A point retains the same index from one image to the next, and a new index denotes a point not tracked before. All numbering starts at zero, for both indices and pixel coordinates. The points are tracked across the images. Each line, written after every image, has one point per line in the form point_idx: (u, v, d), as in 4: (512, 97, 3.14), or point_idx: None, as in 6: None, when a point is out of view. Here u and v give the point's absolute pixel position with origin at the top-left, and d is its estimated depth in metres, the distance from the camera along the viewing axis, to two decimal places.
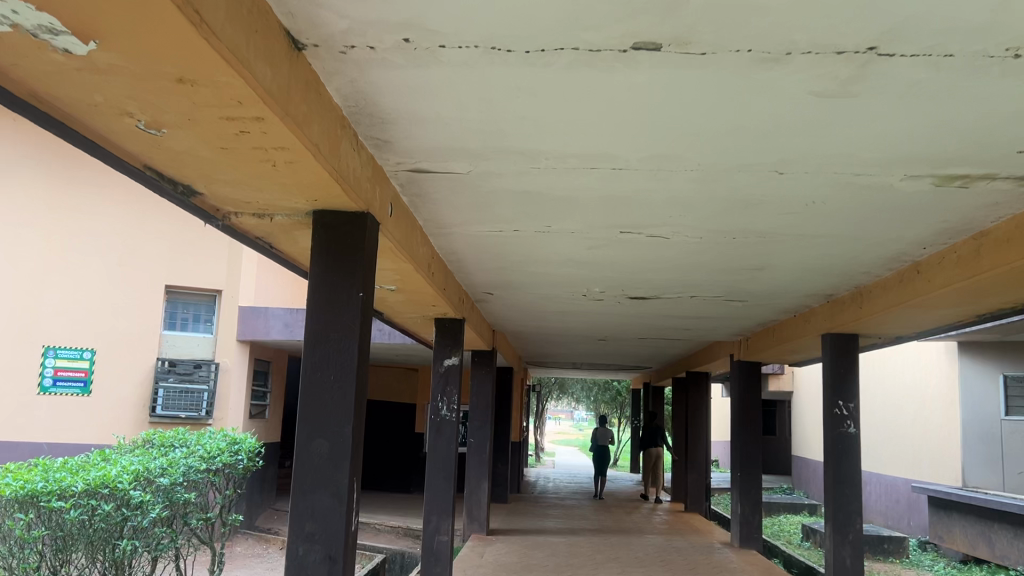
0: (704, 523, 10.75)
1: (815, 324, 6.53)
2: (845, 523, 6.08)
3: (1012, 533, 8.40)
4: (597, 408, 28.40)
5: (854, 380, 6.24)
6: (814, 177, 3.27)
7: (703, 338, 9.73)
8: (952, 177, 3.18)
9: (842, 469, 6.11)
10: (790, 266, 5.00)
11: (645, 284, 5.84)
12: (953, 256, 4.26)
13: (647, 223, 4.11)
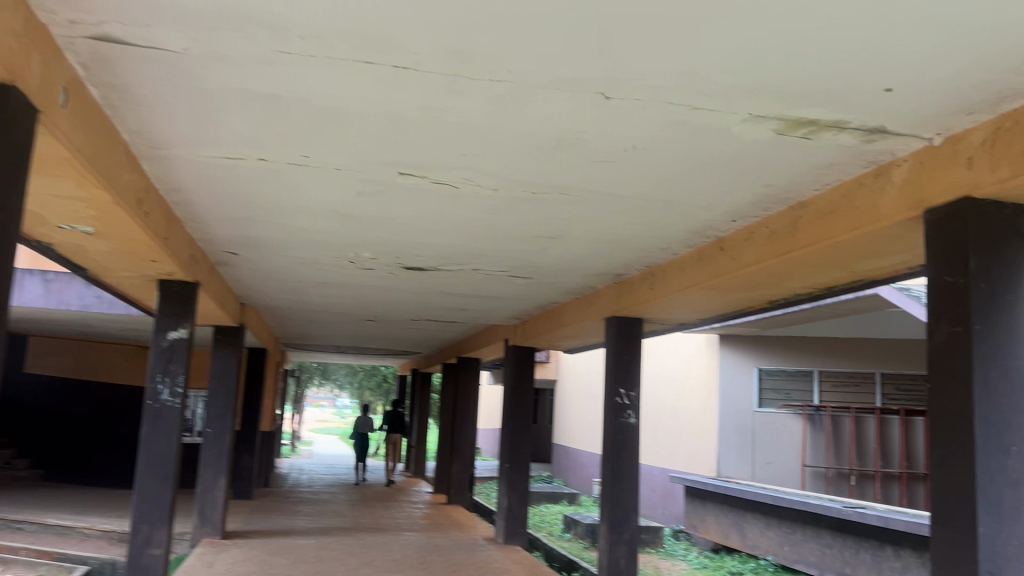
0: (466, 517, 10.15)
1: (599, 308, 6.05)
2: (620, 521, 5.60)
3: (762, 524, 8.53)
4: (363, 396, 27.41)
5: (636, 367, 5.82)
6: (646, 108, 2.60)
7: (478, 322, 9.10)
8: (799, 122, 2.65)
9: (619, 463, 5.64)
10: (588, 238, 4.39)
11: (422, 252, 5.02)
12: (764, 231, 3.80)
13: (431, 163, 3.27)
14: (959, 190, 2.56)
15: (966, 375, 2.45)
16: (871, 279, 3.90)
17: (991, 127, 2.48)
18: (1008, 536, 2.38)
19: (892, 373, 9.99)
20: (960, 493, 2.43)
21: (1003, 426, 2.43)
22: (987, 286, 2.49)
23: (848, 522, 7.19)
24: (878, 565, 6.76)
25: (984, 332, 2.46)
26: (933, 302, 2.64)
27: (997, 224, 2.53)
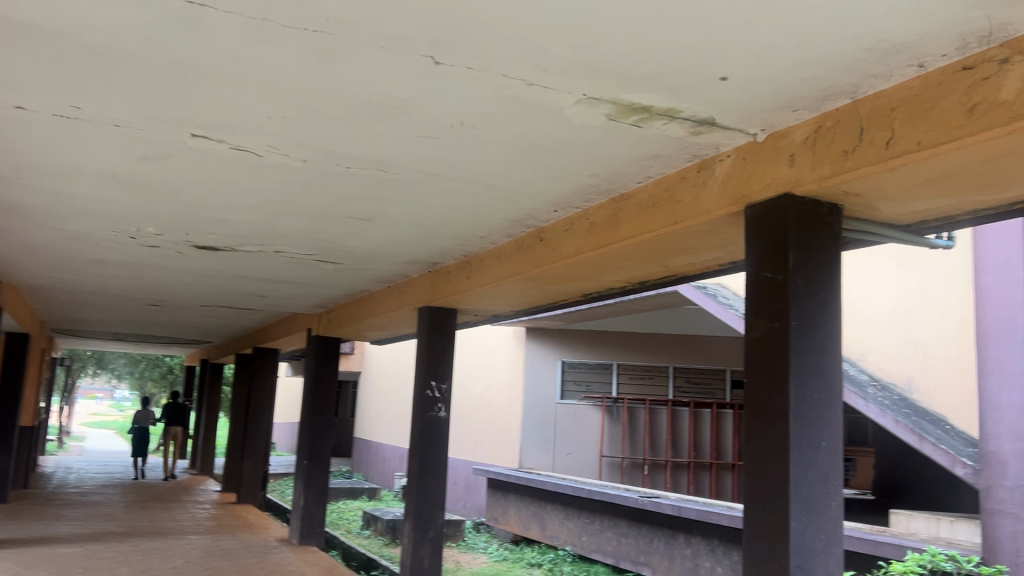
0: (258, 517, 9.54)
1: (411, 297, 5.81)
2: (426, 519, 5.38)
3: (562, 514, 8.68)
4: (146, 387, 25.40)
5: (448, 360, 5.65)
6: (476, 78, 2.38)
7: (277, 310, 8.55)
8: (632, 108, 2.53)
9: (426, 458, 5.41)
10: (403, 222, 4.12)
11: (217, 229, 4.53)
12: (583, 222, 3.71)
13: (230, 124, 2.88)
14: (780, 186, 2.56)
15: (782, 372, 2.45)
16: (684, 274, 3.94)
17: (812, 125, 2.49)
18: (816, 530, 2.40)
19: (683, 367, 10.59)
20: (773, 489, 2.43)
21: (815, 422, 2.45)
22: (804, 284, 2.51)
23: (644, 511, 7.43)
24: (671, 552, 7.05)
25: (800, 329, 2.47)
26: (751, 298, 2.63)
27: (814, 222, 2.56)
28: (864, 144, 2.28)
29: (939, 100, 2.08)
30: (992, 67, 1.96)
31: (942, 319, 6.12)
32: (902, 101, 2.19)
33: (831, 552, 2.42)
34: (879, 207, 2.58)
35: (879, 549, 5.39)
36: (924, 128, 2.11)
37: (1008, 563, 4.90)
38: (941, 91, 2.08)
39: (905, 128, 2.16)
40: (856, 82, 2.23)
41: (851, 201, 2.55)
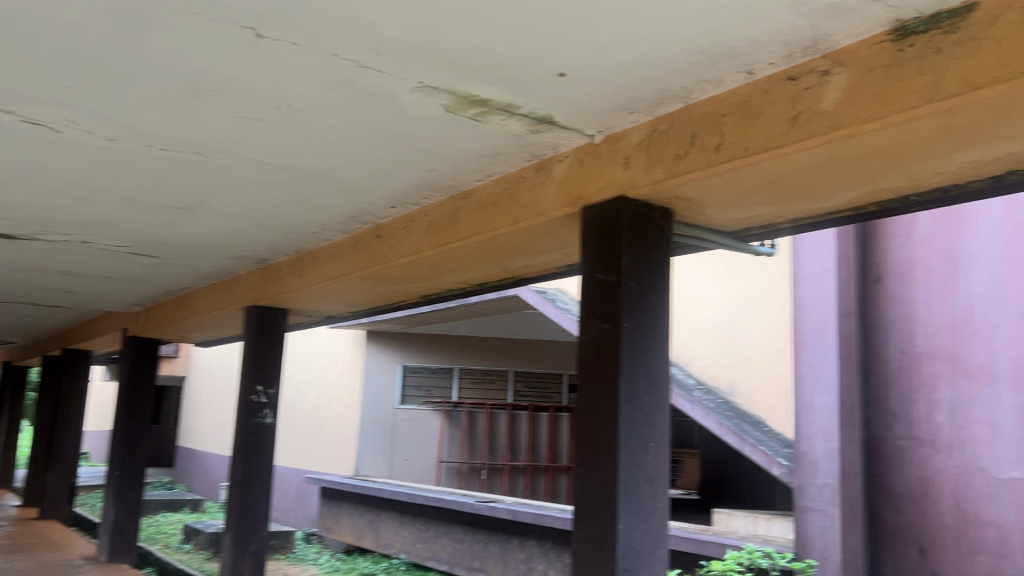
0: (62, 534, 8.72)
1: (239, 295, 5.47)
2: (248, 531, 5.05)
3: (397, 522, 8.49)
4: None
5: (276, 364, 5.42)
6: (302, 57, 2.22)
7: (90, 308, 7.86)
8: (470, 100, 2.43)
9: (250, 465, 5.11)
10: (227, 212, 3.84)
11: (11, 213, 4.05)
12: (422, 220, 3.59)
13: (18, 92, 2.55)
14: (615, 188, 2.54)
15: (614, 374, 2.43)
16: (521, 276, 3.91)
17: (647, 128, 2.48)
18: (642, 532, 2.39)
19: (524, 372, 10.80)
20: (602, 491, 2.40)
21: (643, 424, 2.45)
22: (636, 286, 2.50)
23: (480, 517, 7.39)
24: (504, 556, 7.04)
25: (631, 331, 2.46)
26: (586, 299, 2.60)
27: (647, 225, 2.56)
28: (695, 148, 2.29)
29: (766, 108, 2.11)
30: (815, 78, 2.01)
31: (762, 326, 6.46)
32: (731, 107, 2.21)
33: (656, 553, 2.42)
34: (708, 212, 2.62)
35: (702, 548, 5.58)
36: (751, 134, 2.14)
37: (816, 557, 5.37)
38: (768, 100, 2.12)
39: (733, 134, 2.19)
40: (689, 86, 2.24)
41: (683, 205, 2.57)
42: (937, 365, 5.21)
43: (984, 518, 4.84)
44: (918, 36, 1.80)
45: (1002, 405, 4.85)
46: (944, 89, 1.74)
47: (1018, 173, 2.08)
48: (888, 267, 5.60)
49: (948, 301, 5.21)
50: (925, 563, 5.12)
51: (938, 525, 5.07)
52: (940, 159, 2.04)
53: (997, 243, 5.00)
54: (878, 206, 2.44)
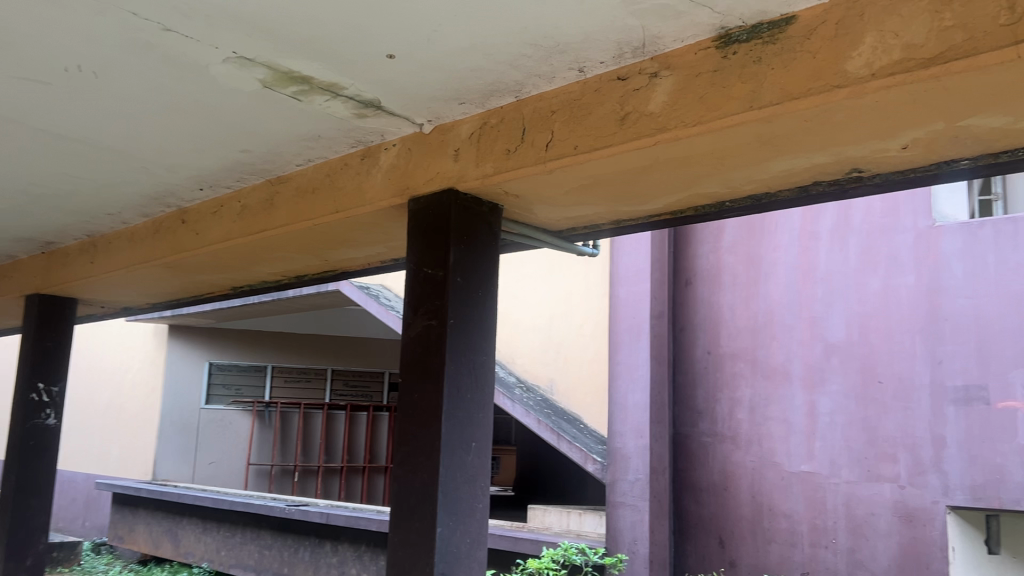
0: None
1: (18, 281, 4.88)
2: (23, 544, 4.51)
3: (200, 529, 7.97)
4: None
5: (62, 360, 4.92)
6: (96, 13, 1.97)
7: None
8: (290, 76, 2.27)
9: (27, 472, 4.58)
10: (4, 187, 3.40)
11: None
12: (235, 205, 3.34)
13: None
14: (442, 180, 2.43)
15: (438, 372, 2.34)
16: (344, 270, 3.75)
17: (477, 120, 2.40)
18: (461, 534, 2.32)
19: (343, 369, 10.53)
20: (422, 492, 2.31)
21: (466, 423, 2.38)
22: (462, 281, 2.43)
23: (290, 521, 7.08)
24: (315, 561, 6.78)
25: (455, 328, 2.39)
26: (410, 295, 2.50)
27: (475, 220, 2.49)
28: (524, 143, 2.24)
29: (595, 107, 2.10)
30: (643, 79, 2.02)
31: (581, 326, 6.62)
32: (562, 104, 2.19)
33: (475, 556, 2.36)
34: (535, 210, 2.59)
35: (517, 545, 5.63)
36: (580, 132, 2.12)
37: (626, 550, 5.50)
38: (597, 99, 2.11)
39: (563, 130, 2.16)
40: (521, 80, 2.18)
41: (511, 202, 2.52)
42: (739, 365, 5.58)
43: (776, 508, 5.22)
44: (741, 44, 1.85)
45: (795, 402, 5.26)
46: (764, 96, 1.79)
47: (821, 183, 2.21)
48: (696, 272, 5.96)
49: (750, 304, 5.58)
50: (724, 553, 5.45)
51: (735, 517, 5.42)
52: (754, 166, 2.12)
53: (795, 251, 5.40)
54: (696, 209, 2.51)
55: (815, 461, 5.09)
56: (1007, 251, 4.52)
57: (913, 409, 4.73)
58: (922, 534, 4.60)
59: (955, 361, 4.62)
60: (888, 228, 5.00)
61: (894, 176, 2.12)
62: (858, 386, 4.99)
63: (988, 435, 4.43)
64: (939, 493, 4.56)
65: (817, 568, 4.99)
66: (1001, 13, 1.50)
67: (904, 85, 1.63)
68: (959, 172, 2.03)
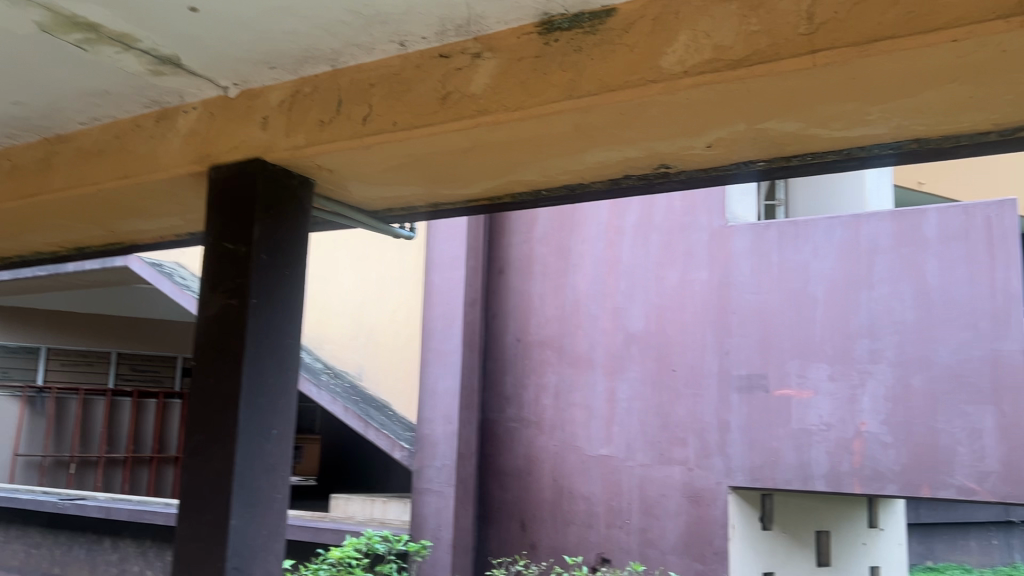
0: None
1: None
2: None
3: None
4: None
5: None
6: None
7: None
8: (74, 21, 2.01)
9: None
10: None
11: None
12: (3, 164, 2.95)
13: None
14: (248, 148, 2.26)
15: (237, 354, 2.19)
16: (135, 243, 3.44)
17: (288, 89, 2.25)
18: (258, 525, 2.19)
19: (128, 354, 9.88)
20: (214, 484, 2.15)
21: (267, 408, 2.24)
22: (267, 258, 2.28)
23: (63, 517, 6.47)
24: (92, 559, 6.26)
25: (258, 308, 2.24)
26: (208, 271, 2.32)
27: (284, 194, 2.34)
28: (339, 115, 2.13)
29: (415, 83, 2.04)
30: (465, 59, 1.98)
31: (392, 312, 6.52)
32: (380, 78, 2.10)
33: (272, 548, 2.23)
34: (349, 188, 2.47)
35: (319, 536, 5.47)
36: (399, 108, 2.05)
37: (430, 537, 5.51)
38: (417, 75, 2.04)
39: (381, 105, 2.08)
40: (338, 48, 2.06)
41: (324, 176, 2.39)
42: (546, 353, 5.73)
43: (576, 491, 5.42)
44: (562, 32, 1.85)
45: (596, 389, 5.47)
46: (582, 86, 1.80)
47: (632, 177, 2.27)
48: (509, 261, 6.05)
49: (559, 294, 5.74)
50: (525, 536, 5.60)
51: (537, 500, 5.58)
52: (570, 156, 2.14)
53: (601, 244, 5.61)
54: (512, 197, 2.50)
55: (613, 445, 5.33)
56: (789, 252, 4.92)
57: (702, 396, 5.06)
58: (706, 512, 4.94)
59: (740, 352, 4.97)
60: (686, 225, 5.30)
61: (699, 173, 2.21)
62: (655, 374, 5.26)
63: (766, 420, 4.82)
64: (722, 474, 4.91)
65: (611, 547, 5.24)
66: (800, 22, 1.59)
67: (712, 84, 1.69)
68: (755, 173, 2.16)
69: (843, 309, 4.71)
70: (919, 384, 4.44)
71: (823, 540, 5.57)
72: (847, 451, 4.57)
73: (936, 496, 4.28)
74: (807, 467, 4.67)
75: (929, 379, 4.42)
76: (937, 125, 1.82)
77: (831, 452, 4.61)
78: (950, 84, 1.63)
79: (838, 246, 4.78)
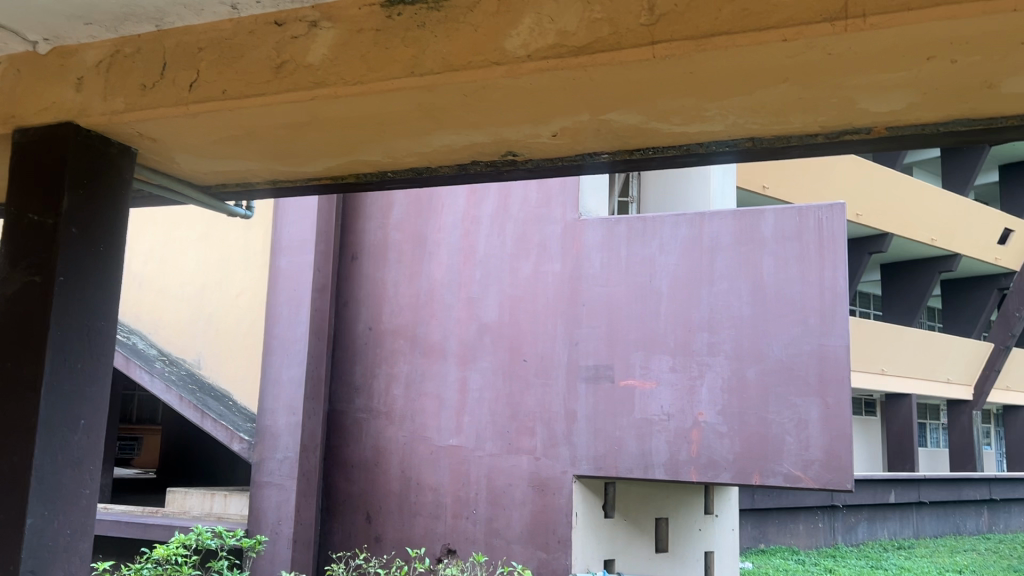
0: None
1: None
2: None
3: None
4: None
5: None
6: None
7: None
8: None
9: None
10: None
11: None
12: None
13: None
14: (60, 111, 2.06)
15: (39, 338, 1.99)
16: None
17: (107, 48, 2.06)
18: (60, 525, 2.00)
19: None
20: (8, 480, 1.95)
21: (74, 396, 2.04)
22: (79, 233, 2.09)
23: None
24: None
25: (65, 286, 2.04)
26: (7, 245, 2.09)
27: (101, 163, 2.14)
28: (163, 80, 1.97)
29: (248, 50, 1.91)
30: (303, 28, 1.87)
31: (238, 295, 6.20)
32: (210, 43, 1.95)
33: (77, 549, 2.04)
34: (177, 161, 2.30)
35: (147, 532, 5.38)
36: (230, 76, 1.91)
37: (268, 532, 5.37)
38: (251, 41, 1.92)
39: (210, 72, 1.93)
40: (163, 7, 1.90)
41: (148, 146, 2.21)
42: (398, 342, 5.64)
43: (424, 482, 5.37)
44: (406, 6, 1.78)
45: (448, 378, 5.43)
46: (424, 64, 1.74)
47: (479, 163, 2.22)
48: (362, 247, 5.92)
49: (413, 282, 5.66)
50: (370, 528, 5.51)
51: (384, 492, 5.50)
52: (415, 138, 2.07)
53: (457, 233, 5.58)
54: (355, 178, 2.39)
55: (462, 436, 5.31)
56: (638, 247, 5.04)
57: (551, 386, 5.12)
58: (551, 501, 5.00)
59: (589, 343, 5.06)
60: (541, 216, 5.34)
61: (546, 163, 2.19)
62: (506, 364, 5.27)
63: (612, 411, 4.93)
64: (568, 463, 4.99)
65: (457, 538, 5.22)
66: (642, 13, 1.59)
67: (554, 70, 1.67)
68: (599, 165, 2.16)
69: (687, 304, 4.88)
70: (753, 376, 4.66)
71: (662, 527, 5.78)
72: (685, 440, 4.74)
73: (765, 483, 4.51)
74: (648, 456, 4.80)
75: (761, 372, 4.65)
76: (769, 125, 1.88)
77: (671, 441, 4.76)
78: (781, 84, 1.67)
79: (683, 243, 4.94)
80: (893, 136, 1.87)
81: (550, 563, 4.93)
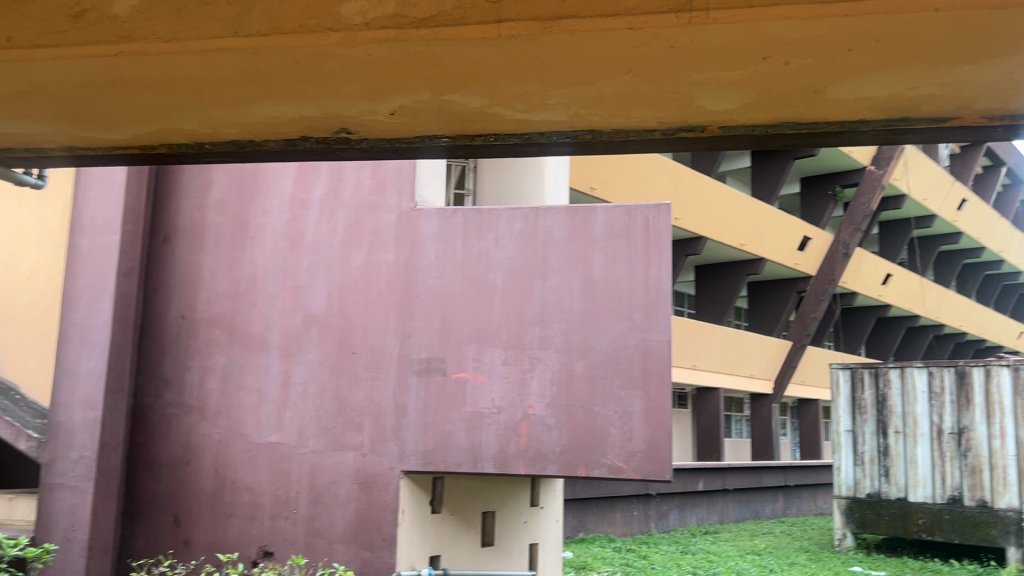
0: None
1: None
2: None
3: None
4: None
5: None
6: None
7: None
8: None
9: None
10: None
11: None
12: None
13: None
14: None
15: None
16: None
17: None
18: None
19: None
20: None
21: None
22: None
23: None
24: None
25: None
26: None
27: None
28: None
29: None
30: None
31: (27, 278, 5.62)
32: None
33: None
34: None
35: None
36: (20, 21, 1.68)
37: (59, 539, 4.90)
38: None
39: None
40: None
41: None
42: (214, 332, 5.29)
43: (240, 481, 5.07)
44: None
45: (269, 371, 5.16)
46: (253, 24, 1.61)
47: (309, 139, 2.07)
48: (177, 230, 5.52)
49: (233, 269, 5.34)
50: (178, 532, 5.14)
51: (195, 492, 5.15)
52: (237, 107, 1.90)
53: (283, 218, 5.32)
54: (168, 149, 2.17)
55: (283, 432, 5.06)
56: (473, 239, 5.01)
57: (380, 379, 4.98)
58: (377, 497, 4.86)
59: (420, 335, 4.97)
60: (374, 205, 5.19)
61: (383, 143, 2.07)
62: (333, 356, 5.08)
63: (442, 405, 4.87)
64: (395, 458, 4.87)
65: (275, 539, 4.98)
66: None
67: (394, 41, 1.59)
68: (437, 149, 2.07)
69: (519, 297, 4.90)
70: (581, 369, 4.75)
71: (488, 521, 5.78)
72: (514, 433, 4.75)
73: (590, 474, 4.61)
74: (477, 449, 4.78)
75: (588, 365, 4.75)
76: (610, 116, 1.87)
77: (500, 435, 4.76)
78: (624, 75, 1.67)
79: (517, 236, 4.96)
80: (726, 136, 1.91)
81: (374, 561, 4.79)
